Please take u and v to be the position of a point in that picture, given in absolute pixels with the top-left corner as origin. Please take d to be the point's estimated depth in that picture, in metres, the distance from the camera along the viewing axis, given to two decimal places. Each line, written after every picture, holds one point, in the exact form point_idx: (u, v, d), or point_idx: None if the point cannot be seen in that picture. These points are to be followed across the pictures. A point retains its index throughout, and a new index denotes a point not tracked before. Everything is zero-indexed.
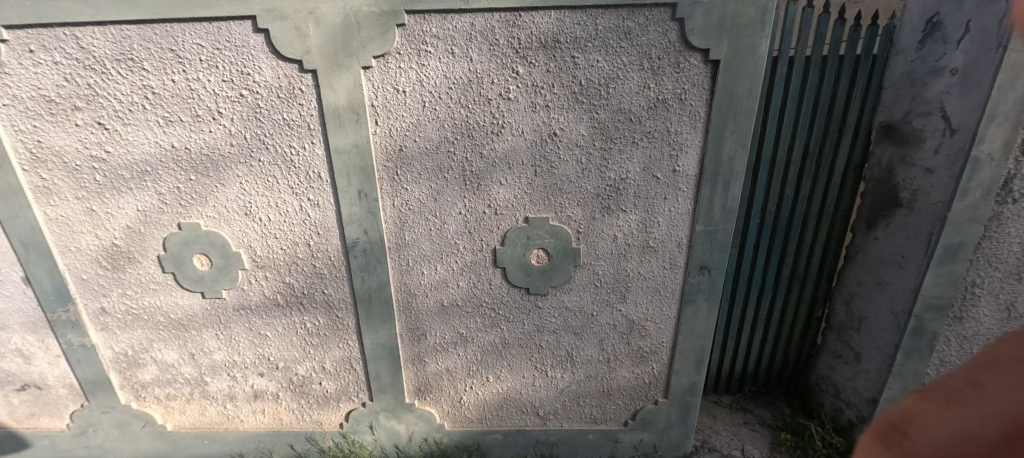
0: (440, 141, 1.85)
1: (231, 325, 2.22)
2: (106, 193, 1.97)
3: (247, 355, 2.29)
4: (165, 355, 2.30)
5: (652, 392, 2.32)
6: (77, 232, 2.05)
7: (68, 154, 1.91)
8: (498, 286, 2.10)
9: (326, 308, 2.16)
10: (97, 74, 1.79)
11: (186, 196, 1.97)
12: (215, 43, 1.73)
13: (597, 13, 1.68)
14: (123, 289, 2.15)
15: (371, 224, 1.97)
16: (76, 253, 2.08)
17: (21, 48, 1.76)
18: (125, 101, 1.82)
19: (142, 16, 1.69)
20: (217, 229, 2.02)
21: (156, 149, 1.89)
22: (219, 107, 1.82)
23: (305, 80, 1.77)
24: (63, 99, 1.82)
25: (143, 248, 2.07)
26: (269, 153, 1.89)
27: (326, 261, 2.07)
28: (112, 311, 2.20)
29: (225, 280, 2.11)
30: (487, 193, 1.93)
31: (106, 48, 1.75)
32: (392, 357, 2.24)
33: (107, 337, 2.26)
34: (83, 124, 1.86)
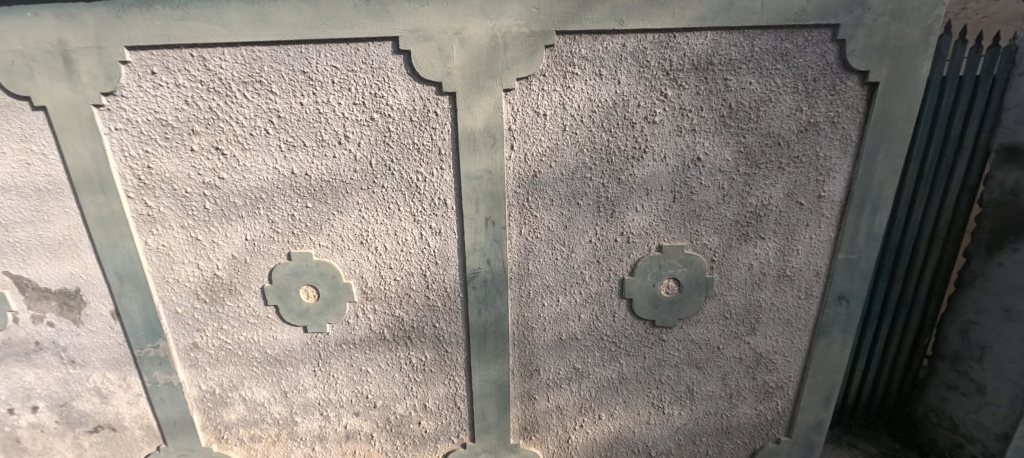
0: (577, 167, 1.76)
1: (330, 361, 2.07)
2: (215, 221, 1.86)
3: (343, 393, 2.13)
4: (255, 393, 2.14)
5: (775, 430, 2.17)
6: (178, 262, 1.92)
7: (179, 180, 1.80)
8: (622, 319, 1.97)
9: (435, 343, 2.02)
10: (221, 98, 1.69)
11: (300, 225, 1.85)
12: (350, 64, 1.64)
13: (754, 34, 1.61)
14: (219, 322, 2.01)
15: (495, 252, 1.86)
16: (174, 284, 1.95)
17: (143, 70, 1.66)
18: (247, 125, 1.72)
19: (278, 36, 1.60)
20: (328, 258, 1.90)
21: (273, 175, 1.78)
22: (347, 131, 1.72)
23: (442, 102, 1.68)
24: (181, 123, 1.72)
25: (246, 279, 1.94)
26: (394, 179, 1.78)
27: (441, 293, 1.94)
28: (204, 346, 2.05)
29: (331, 313, 1.97)
30: (621, 220, 1.83)
31: (234, 70, 1.66)
32: (500, 395, 2.09)
33: (195, 374, 2.10)
34: (199, 149, 1.76)
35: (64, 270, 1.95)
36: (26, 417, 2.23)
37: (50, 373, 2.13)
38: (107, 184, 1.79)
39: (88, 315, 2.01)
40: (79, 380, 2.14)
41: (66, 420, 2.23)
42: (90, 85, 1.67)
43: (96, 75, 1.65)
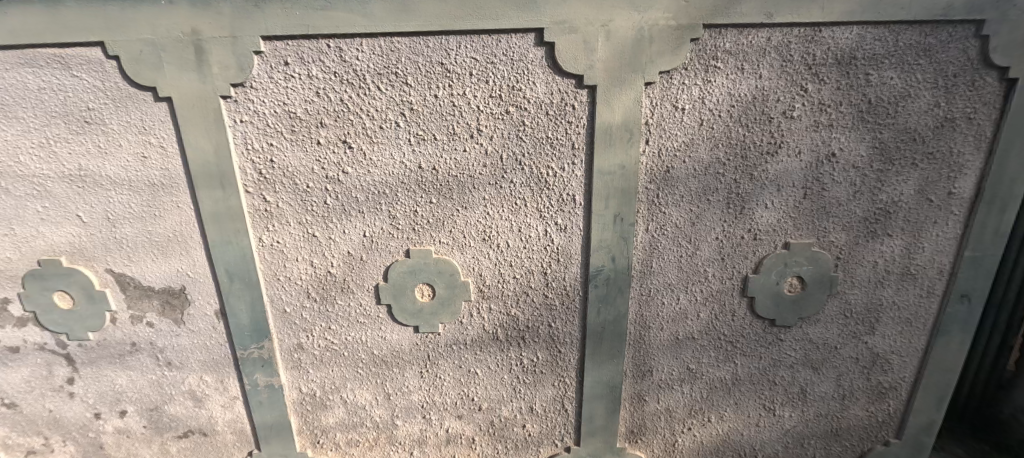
0: (711, 163, 1.73)
1: (438, 362, 2.01)
2: (333, 217, 1.80)
3: (448, 395, 2.07)
4: (356, 396, 2.07)
5: (883, 431, 2.14)
6: (291, 260, 1.86)
7: (301, 175, 1.75)
8: (741, 318, 1.94)
9: (548, 343, 1.98)
10: (353, 90, 1.65)
11: (422, 221, 1.80)
12: (490, 56, 1.61)
13: (900, 28, 1.60)
14: (328, 322, 1.95)
15: (620, 250, 1.83)
16: (285, 283, 1.89)
17: (276, 61, 1.62)
18: (378, 117, 1.68)
19: (420, 27, 1.56)
20: (446, 256, 1.85)
21: (399, 170, 1.74)
22: (480, 125, 1.68)
23: (580, 96, 1.65)
24: (309, 115, 1.68)
25: (360, 277, 1.89)
26: (523, 174, 1.74)
27: (560, 292, 1.90)
28: (310, 346, 1.99)
29: (445, 313, 1.92)
30: (750, 217, 1.80)
31: (370, 62, 1.62)
32: (611, 396, 2.04)
33: (297, 376, 2.04)
34: (325, 143, 1.71)
35: (171, 268, 1.88)
36: (113, 422, 2.14)
37: (143, 376, 2.05)
38: (227, 178, 1.74)
39: (191, 315, 1.95)
40: (173, 383, 2.06)
41: (155, 425, 2.14)
42: (220, 75, 1.62)
43: (228, 66, 1.61)
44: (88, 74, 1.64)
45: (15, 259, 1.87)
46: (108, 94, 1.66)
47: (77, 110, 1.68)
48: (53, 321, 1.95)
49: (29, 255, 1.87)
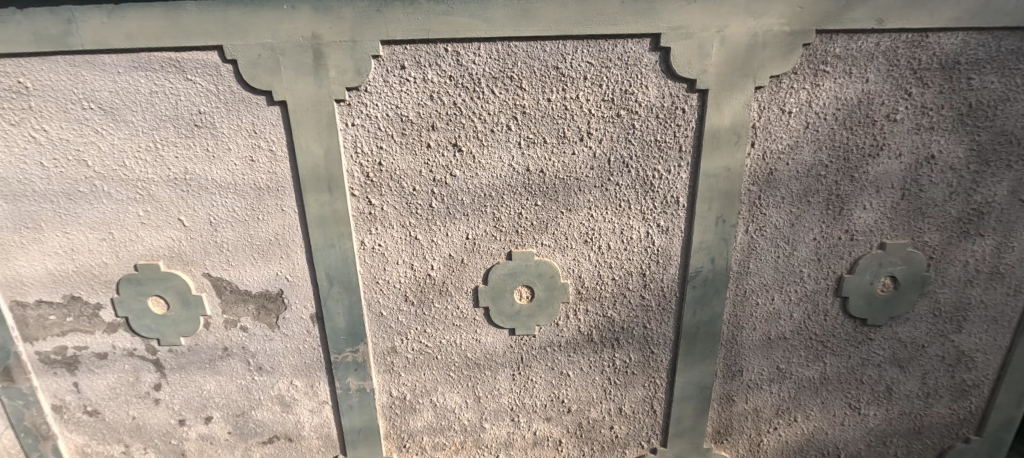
0: (814, 165, 1.76)
1: (531, 364, 2.01)
2: (437, 220, 1.81)
3: (538, 397, 2.07)
4: (446, 399, 2.07)
5: (963, 429, 2.18)
6: (391, 263, 1.86)
7: (408, 177, 1.75)
8: (833, 318, 1.97)
9: (642, 344, 1.99)
10: (467, 93, 1.66)
11: (525, 224, 1.81)
12: (605, 61, 1.63)
13: (1003, 34, 1.65)
14: (423, 325, 1.95)
15: (720, 251, 1.84)
16: (383, 286, 1.89)
17: (392, 64, 1.63)
18: (490, 121, 1.69)
19: (540, 32, 1.58)
20: (547, 258, 1.86)
21: (507, 173, 1.75)
22: (591, 128, 1.70)
23: (691, 99, 1.68)
24: (421, 119, 1.69)
25: (460, 280, 1.89)
26: (630, 176, 1.76)
27: (657, 293, 1.91)
28: (403, 349, 1.99)
29: (543, 315, 1.92)
30: (848, 218, 1.83)
31: (486, 66, 1.63)
32: (702, 397, 2.05)
33: (388, 380, 2.03)
34: (435, 145, 1.71)
35: (269, 272, 1.87)
36: (198, 428, 2.12)
37: (232, 381, 2.04)
38: (335, 182, 1.74)
39: (286, 319, 1.94)
40: (262, 388, 2.04)
41: (240, 431, 2.12)
42: (337, 80, 1.62)
43: (346, 70, 1.61)
44: (202, 78, 1.64)
45: (111, 263, 1.86)
46: (220, 98, 1.66)
47: (188, 114, 1.68)
48: (144, 327, 1.94)
49: (126, 259, 1.85)
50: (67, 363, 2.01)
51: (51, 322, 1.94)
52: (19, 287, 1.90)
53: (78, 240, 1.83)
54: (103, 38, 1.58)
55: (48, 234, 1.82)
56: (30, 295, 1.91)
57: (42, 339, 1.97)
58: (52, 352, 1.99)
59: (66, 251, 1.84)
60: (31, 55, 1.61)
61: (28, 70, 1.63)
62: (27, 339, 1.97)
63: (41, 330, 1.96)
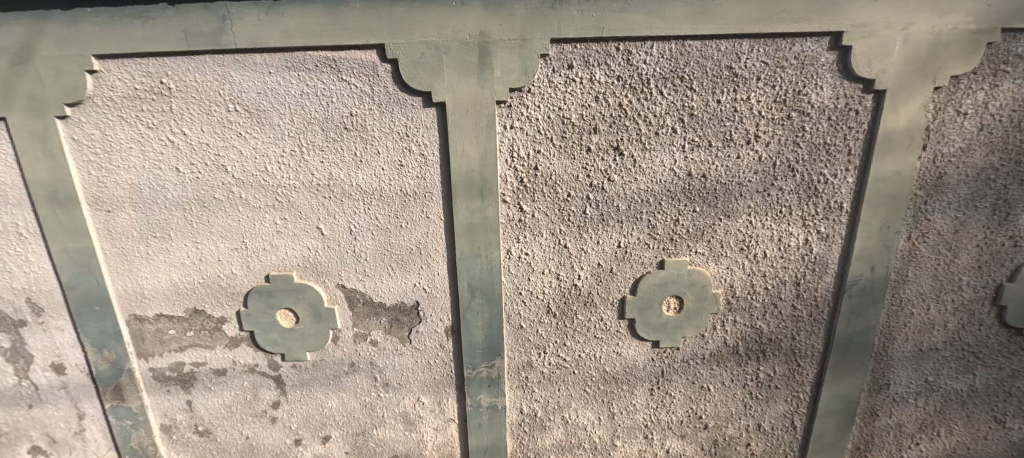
0: (984, 168, 1.69)
1: (671, 379, 1.91)
2: (589, 227, 1.72)
3: (675, 413, 1.96)
4: (579, 416, 1.96)
5: None
6: (537, 273, 1.77)
7: (563, 183, 1.67)
8: (987, 328, 1.89)
9: (789, 356, 1.90)
10: (634, 94, 1.58)
11: (681, 231, 1.73)
12: (780, 60, 1.56)
13: None
14: (563, 338, 1.85)
15: (882, 259, 1.76)
16: (525, 297, 1.80)
17: (559, 64, 1.55)
18: (655, 123, 1.61)
19: (719, 30, 1.51)
20: (700, 266, 1.77)
21: (667, 178, 1.67)
22: (759, 130, 1.62)
23: (865, 101, 1.61)
24: (583, 121, 1.60)
25: (606, 290, 1.80)
26: (794, 181, 1.68)
27: (810, 303, 1.83)
28: (539, 364, 1.89)
29: (691, 326, 1.83)
30: (1014, 223, 1.75)
31: (658, 66, 1.56)
32: (847, 412, 1.96)
33: (520, 396, 1.92)
34: (595, 149, 1.63)
35: (407, 283, 1.77)
36: (314, 448, 2.00)
37: (355, 398, 1.93)
38: (487, 188, 1.65)
39: (420, 332, 1.84)
40: (386, 405, 1.94)
41: (358, 451, 2.01)
42: (501, 80, 1.54)
43: (512, 69, 1.53)
44: (357, 78, 1.55)
45: (240, 274, 1.76)
46: (374, 99, 1.57)
47: (338, 117, 1.59)
48: (269, 342, 1.83)
49: (257, 270, 1.76)
50: (182, 380, 1.90)
51: (169, 336, 1.84)
52: (139, 301, 1.79)
53: (208, 250, 1.73)
54: (258, 36, 1.49)
55: (176, 244, 1.72)
56: (149, 309, 1.80)
57: (158, 355, 1.86)
58: (167, 369, 1.88)
59: (193, 261, 1.74)
60: (177, 54, 1.52)
61: (172, 70, 1.54)
62: (142, 355, 1.86)
63: (157, 346, 1.85)
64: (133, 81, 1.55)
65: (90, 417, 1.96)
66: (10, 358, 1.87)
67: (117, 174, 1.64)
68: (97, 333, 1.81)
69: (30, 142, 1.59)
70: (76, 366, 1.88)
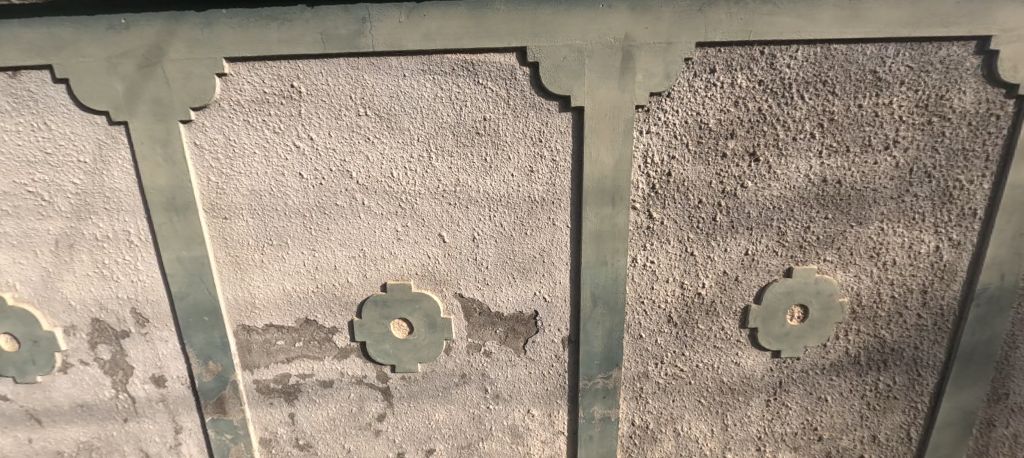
0: None
1: (789, 390, 1.86)
2: (718, 234, 1.68)
3: (790, 425, 1.91)
4: (692, 428, 1.90)
5: None
6: (660, 281, 1.72)
7: (696, 189, 1.63)
8: None
9: (909, 366, 1.86)
10: (775, 98, 1.55)
11: (811, 238, 1.69)
12: (925, 64, 1.54)
13: None
14: (682, 348, 1.80)
15: (1012, 266, 1.72)
16: (647, 306, 1.75)
17: (700, 68, 1.52)
18: (794, 128, 1.58)
19: (867, 34, 1.49)
20: (827, 275, 1.73)
21: (802, 184, 1.63)
22: (898, 135, 1.60)
23: (1007, 106, 1.58)
24: (721, 126, 1.57)
25: (730, 299, 1.75)
26: (929, 187, 1.65)
27: (934, 312, 1.79)
28: (655, 375, 1.83)
29: (814, 336, 1.79)
30: None
31: (801, 70, 1.52)
32: (964, 423, 1.91)
33: (634, 407, 1.86)
34: (731, 154, 1.59)
35: (527, 292, 1.72)
36: None
37: (464, 410, 1.87)
38: (619, 195, 1.61)
39: (536, 343, 1.78)
40: (495, 417, 1.87)
41: None
42: (643, 84, 1.51)
43: (654, 74, 1.50)
44: (493, 82, 1.51)
45: (356, 283, 1.70)
46: (510, 103, 1.53)
47: (471, 121, 1.55)
48: (381, 353, 1.77)
49: (374, 279, 1.70)
50: (287, 393, 1.84)
51: (278, 348, 1.78)
52: (250, 311, 1.73)
53: (325, 258, 1.67)
54: (397, 38, 1.45)
55: (292, 252, 1.67)
56: (259, 319, 1.74)
57: (264, 366, 1.80)
58: (272, 381, 1.82)
59: (308, 270, 1.69)
60: (311, 57, 1.48)
61: (304, 74, 1.50)
62: (248, 367, 1.80)
63: (264, 357, 1.79)
64: (263, 84, 1.50)
65: (187, 431, 1.89)
66: (109, 370, 1.81)
67: (237, 180, 1.59)
68: (203, 344, 1.75)
69: (152, 147, 1.54)
70: (177, 378, 1.82)
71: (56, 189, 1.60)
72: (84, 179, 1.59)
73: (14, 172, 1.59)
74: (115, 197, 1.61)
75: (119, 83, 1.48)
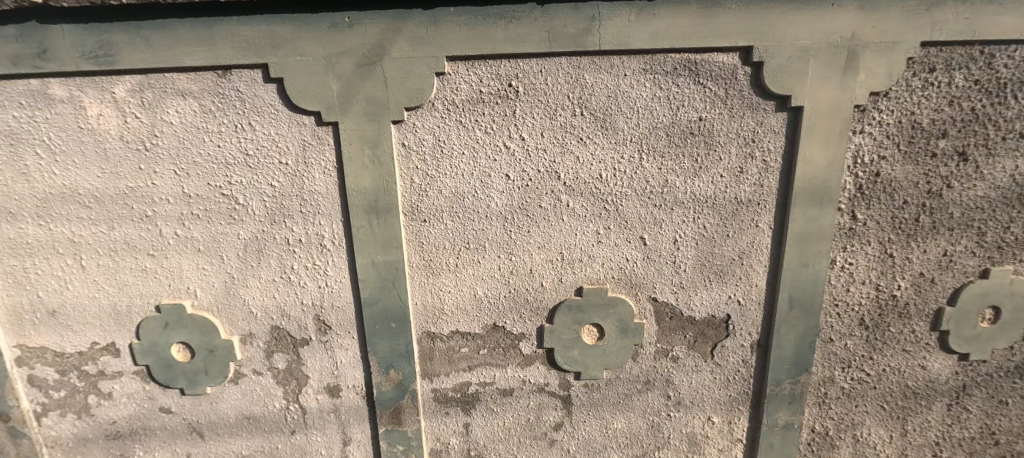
0: None
1: (971, 393, 1.84)
2: (919, 235, 1.66)
3: (968, 429, 1.88)
4: (871, 434, 1.87)
5: None
6: (857, 283, 1.69)
7: (902, 189, 1.61)
8: None
9: None
10: (989, 98, 1.54)
11: (1009, 239, 1.67)
12: None
13: None
14: (871, 352, 1.77)
15: None
16: (841, 310, 1.72)
17: (920, 67, 1.51)
18: (1005, 128, 1.57)
19: None
20: (1022, 276, 1.71)
21: (1007, 184, 1.62)
22: None
23: None
24: (933, 126, 1.56)
25: (922, 301, 1.73)
26: None
27: None
28: (841, 379, 1.79)
29: (1003, 337, 1.76)
30: None
31: (1018, 69, 1.52)
32: None
33: (817, 414, 1.82)
34: (940, 154, 1.58)
35: (722, 295, 1.69)
36: None
37: (642, 418, 1.82)
38: (828, 195, 1.58)
39: (725, 348, 1.74)
40: (674, 425, 1.83)
41: None
42: (864, 83, 1.49)
43: (877, 73, 1.49)
44: (713, 82, 1.49)
45: (550, 288, 1.66)
46: (728, 103, 1.51)
47: (686, 122, 1.53)
48: (568, 359, 1.73)
49: (569, 283, 1.66)
50: (464, 402, 1.78)
51: (461, 355, 1.73)
52: (438, 318, 1.68)
53: (521, 262, 1.63)
54: (625, 38, 1.43)
55: (489, 256, 1.62)
56: (445, 326, 1.69)
57: (445, 375, 1.75)
58: (450, 389, 1.77)
59: (503, 274, 1.64)
60: (534, 56, 1.45)
61: (524, 72, 1.47)
62: (428, 375, 1.75)
63: (446, 365, 1.74)
64: (480, 83, 1.47)
65: (355, 443, 1.83)
66: (282, 380, 1.75)
67: (441, 182, 1.55)
68: (387, 352, 1.70)
69: (360, 149, 1.50)
70: (353, 388, 1.77)
71: (252, 192, 1.55)
72: (284, 181, 1.55)
73: (210, 174, 1.54)
74: (313, 200, 1.57)
75: (335, 83, 1.45)
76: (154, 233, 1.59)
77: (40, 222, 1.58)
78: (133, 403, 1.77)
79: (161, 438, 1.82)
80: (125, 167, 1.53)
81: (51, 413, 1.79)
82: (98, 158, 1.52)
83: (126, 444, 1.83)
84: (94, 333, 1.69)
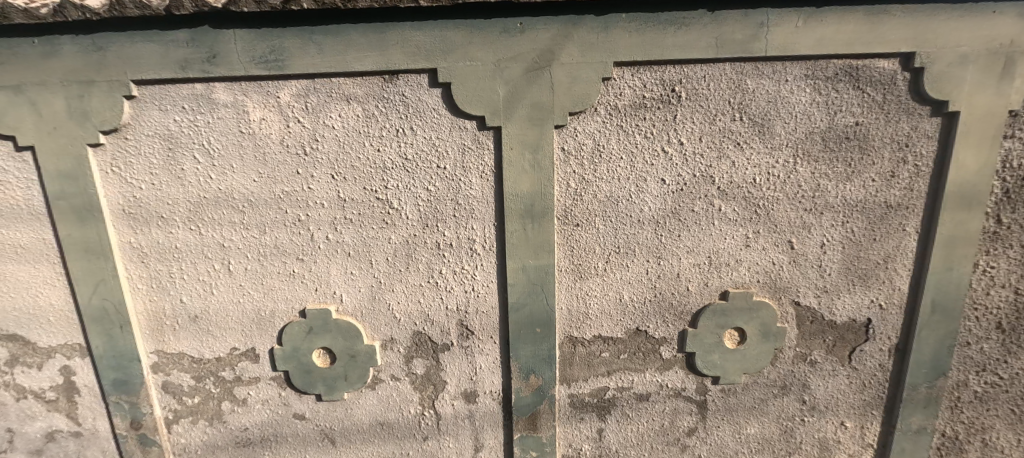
0: None
1: None
2: None
3: None
4: (1000, 437, 1.87)
5: None
6: (996, 287, 1.70)
7: None
8: None
9: None
10: None
11: None
12: None
13: None
14: (1005, 355, 1.77)
15: None
16: (979, 313, 1.72)
17: None
18: None
19: None
20: None
21: None
22: None
23: None
24: None
25: None
26: None
27: None
28: (975, 383, 1.79)
29: None
30: None
31: None
32: None
33: (949, 417, 1.83)
34: None
35: (864, 299, 1.70)
36: None
37: (776, 423, 1.82)
38: (978, 199, 1.59)
39: (863, 352, 1.75)
40: (807, 430, 1.83)
41: None
42: None
43: None
44: (872, 87, 1.51)
45: (695, 291, 1.67)
46: (884, 108, 1.53)
47: (842, 126, 1.54)
48: (708, 364, 1.72)
49: (713, 287, 1.67)
50: (600, 407, 1.77)
51: (601, 360, 1.72)
52: (581, 322, 1.68)
53: (669, 266, 1.64)
54: (791, 44, 1.44)
55: (637, 260, 1.63)
56: (588, 330, 1.69)
57: (584, 380, 1.74)
58: (588, 395, 1.76)
59: (649, 278, 1.65)
60: (698, 62, 1.46)
61: (687, 78, 1.48)
62: (566, 381, 1.74)
63: (585, 370, 1.73)
64: (644, 89, 1.48)
65: (487, 449, 1.82)
66: (420, 386, 1.74)
67: (597, 186, 1.55)
68: (529, 357, 1.69)
69: (521, 154, 1.51)
70: (490, 394, 1.75)
71: (408, 196, 1.55)
72: (440, 185, 1.55)
73: (368, 179, 1.53)
74: (467, 204, 1.56)
75: (502, 88, 1.45)
76: (305, 237, 1.58)
77: (191, 227, 1.57)
78: (266, 410, 1.76)
79: (292, 444, 1.80)
80: (283, 171, 1.53)
81: (182, 420, 1.77)
82: (256, 163, 1.52)
83: (255, 451, 1.81)
84: (234, 338, 1.68)
